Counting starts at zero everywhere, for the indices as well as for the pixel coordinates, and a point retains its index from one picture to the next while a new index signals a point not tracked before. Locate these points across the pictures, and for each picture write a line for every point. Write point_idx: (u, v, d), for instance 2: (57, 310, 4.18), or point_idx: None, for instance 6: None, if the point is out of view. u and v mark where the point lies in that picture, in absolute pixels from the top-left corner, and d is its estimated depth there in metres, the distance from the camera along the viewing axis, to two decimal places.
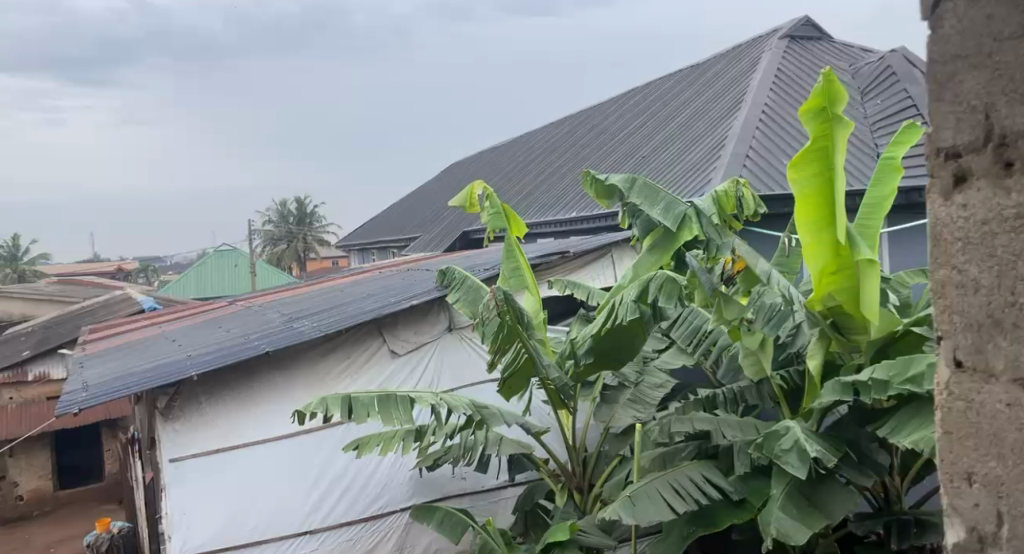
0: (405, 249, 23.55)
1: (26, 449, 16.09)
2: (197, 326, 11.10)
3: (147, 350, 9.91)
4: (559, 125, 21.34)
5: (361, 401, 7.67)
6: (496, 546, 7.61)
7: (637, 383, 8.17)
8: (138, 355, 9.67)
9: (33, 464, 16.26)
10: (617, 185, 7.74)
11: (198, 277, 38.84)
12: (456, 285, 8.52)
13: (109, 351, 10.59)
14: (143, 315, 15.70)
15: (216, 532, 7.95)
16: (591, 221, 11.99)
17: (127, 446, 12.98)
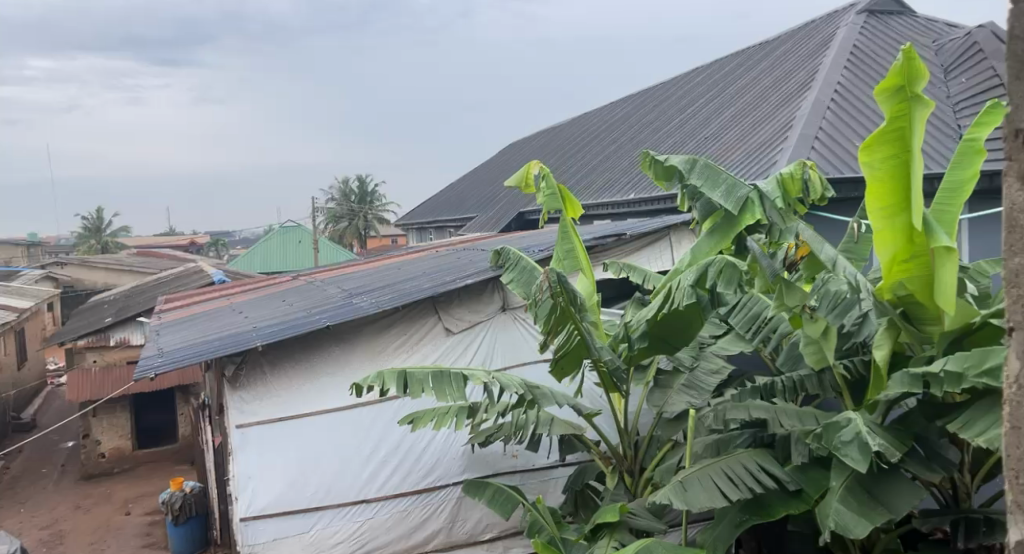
0: (463, 226, 23.63)
1: (107, 410, 16.56)
2: (263, 298, 11.32)
3: (215, 320, 10.15)
4: (623, 102, 21.03)
5: (415, 376, 7.71)
6: (546, 525, 7.63)
7: (692, 368, 8.04)
8: (206, 325, 9.92)
9: (116, 424, 16.70)
10: (677, 166, 7.60)
11: (263, 252, 39.77)
12: (510, 266, 8.46)
13: (178, 320, 10.88)
14: (214, 286, 16.08)
15: (279, 496, 8.21)
16: (651, 203, 11.83)
17: (198, 412, 13.30)
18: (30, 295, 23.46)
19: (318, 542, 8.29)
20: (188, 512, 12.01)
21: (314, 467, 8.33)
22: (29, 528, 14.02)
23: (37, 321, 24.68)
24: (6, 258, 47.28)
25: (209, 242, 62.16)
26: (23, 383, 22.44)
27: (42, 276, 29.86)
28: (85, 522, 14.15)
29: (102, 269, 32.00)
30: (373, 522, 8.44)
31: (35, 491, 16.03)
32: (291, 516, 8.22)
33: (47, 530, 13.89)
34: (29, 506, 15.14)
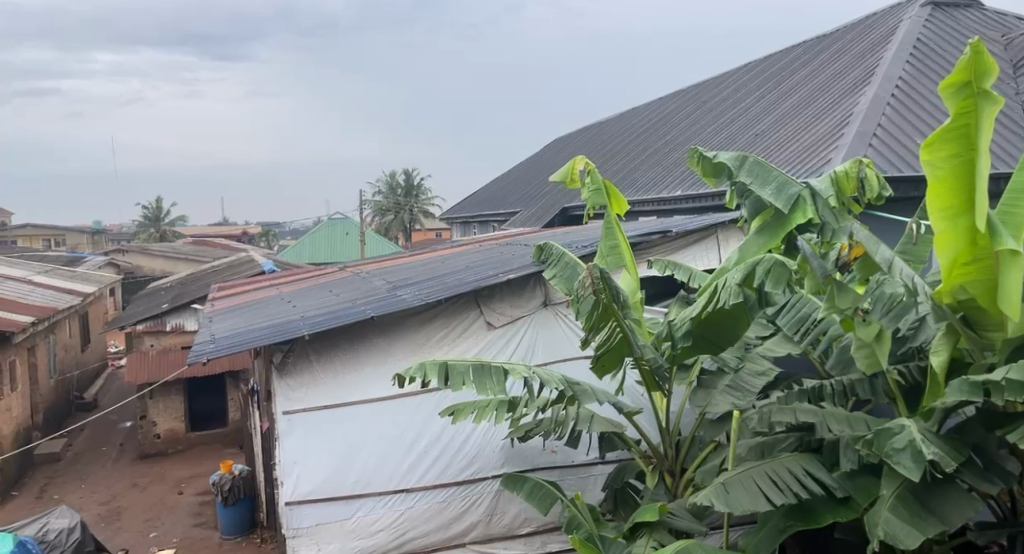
0: (507, 221, 23.55)
1: (162, 393, 16.77)
2: (310, 288, 11.40)
3: (264, 308, 10.26)
4: (673, 97, 20.76)
5: (457, 369, 7.69)
6: (584, 522, 7.53)
7: (737, 369, 7.87)
8: (255, 313, 10.00)
9: (169, 406, 16.89)
10: (726, 163, 7.46)
11: (311, 244, 40.18)
12: (553, 261, 8.38)
13: (230, 308, 11.00)
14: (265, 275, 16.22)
15: (323, 482, 8.24)
16: (699, 200, 11.65)
17: (247, 397, 13.41)
18: (92, 280, 24.03)
19: (359, 529, 8.30)
20: (237, 494, 12.23)
21: (356, 455, 8.35)
22: (89, 504, 14.40)
23: (99, 306, 25.28)
24: (70, 245, 48.59)
25: (261, 232, 63.03)
26: (86, 364, 23.00)
27: (104, 264, 30.63)
28: (140, 500, 14.46)
29: (161, 258, 32.72)
30: (412, 512, 8.43)
31: (93, 469, 16.42)
32: (333, 502, 8.24)
33: (105, 506, 14.24)
34: (87, 483, 15.52)
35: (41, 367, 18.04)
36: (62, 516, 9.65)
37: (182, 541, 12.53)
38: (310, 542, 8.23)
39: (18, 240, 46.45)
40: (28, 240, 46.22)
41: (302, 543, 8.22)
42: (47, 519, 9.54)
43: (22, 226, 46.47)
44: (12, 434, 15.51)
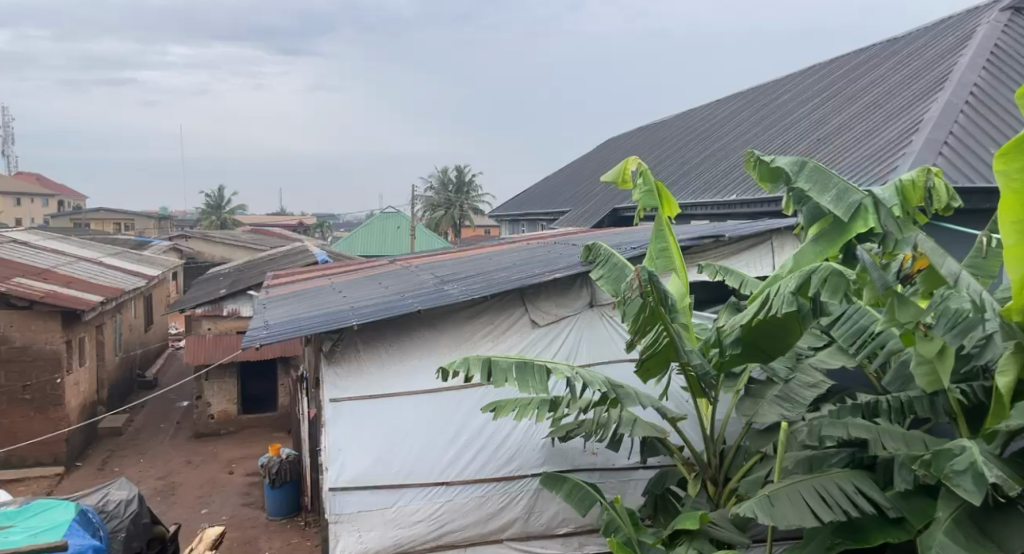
0: (555, 221, 23.43)
1: (218, 375, 16.91)
2: (362, 279, 11.43)
3: (316, 297, 10.31)
4: (731, 100, 20.42)
5: (499, 365, 7.61)
6: (623, 526, 7.38)
7: (787, 380, 7.68)
8: (308, 302, 10.04)
9: (224, 388, 17.06)
10: (785, 167, 7.25)
11: (363, 236, 40.53)
12: (601, 262, 8.24)
13: (284, 296, 11.07)
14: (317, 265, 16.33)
15: (365, 470, 8.23)
16: (755, 205, 11.41)
17: (297, 383, 13.46)
18: (156, 263, 24.55)
19: (399, 519, 8.28)
20: (284, 476, 12.37)
21: (399, 446, 8.32)
22: (147, 478, 14.66)
23: (161, 288, 25.80)
24: (138, 230, 49.74)
25: (314, 223, 63.78)
26: (148, 343, 23.47)
27: (169, 248, 31.38)
28: (194, 477, 14.67)
29: (220, 245, 33.34)
30: (451, 505, 8.37)
31: (151, 444, 16.70)
32: (375, 491, 8.23)
33: (161, 480, 14.48)
34: (146, 458, 15.80)
35: (107, 345, 18.42)
36: (121, 488, 9.81)
37: (232, 519, 12.68)
38: (351, 528, 8.22)
39: (90, 223, 47.98)
40: (99, 223, 47.68)
41: (345, 529, 8.20)
42: (107, 491, 9.70)
43: (95, 210, 48.02)
44: (78, 407, 15.84)
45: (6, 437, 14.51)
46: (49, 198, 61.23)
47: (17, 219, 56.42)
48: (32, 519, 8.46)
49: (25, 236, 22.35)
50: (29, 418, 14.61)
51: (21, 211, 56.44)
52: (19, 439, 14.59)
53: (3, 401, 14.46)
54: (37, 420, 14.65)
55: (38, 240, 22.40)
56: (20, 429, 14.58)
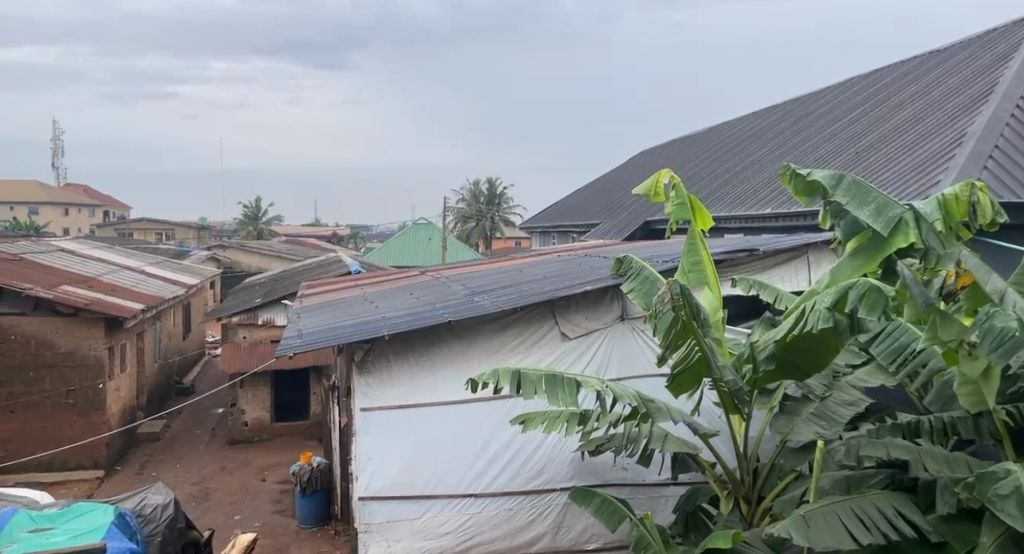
0: (587, 233, 23.32)
1: (252, 382, 17.05)
2: (395, 290, 11.43)
3: (349, 307, 10.32)
4: (767, 112, 20.21)
5: (529, 378, 7.52)
6: (653, 542, 7.25)
7: (823, 398, 7.52)
8: (341, 312, 10.04)
9: (258, 396, 17.13)
10: (821, 181, 7.11)
11: (394, 247, 40.73)
12: (632, 275, 8.13)
13: (317, 306, 11.08)
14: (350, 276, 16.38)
15: (395, 479, 8.17)
16: (791, 219, 11.25)
17: (329, 392, 13.45)
18: (195, 272, 24.85)
19: (427, 529, 8.21)
20: (315, 485, 12.36)
21: (428, 457, 8.26)
22: (183, 483, 14.76)
23: (199, 297, 26.08)
24: (178, 239, 50.46)
25: (347, 235, 64.30)
26: (186, 350, 23.73)
27: (207, 258, 31.80)
28: (228, 483, 14.73)
29: (257, 255, 33.69)
30: (479, 517, 8.29)
31: (187, 450, 16.81)
32: (404, 500, 8.17)
33: (196, 486, 14.57)
34: (183, 464, 15.91)
35: (147, 352, 18.62)
36: (158, 493, 9.84)
37: (264, 526, 12.70)
38: (380, 538, 8.17)
39: (133, 233, 48.94)
40: (142, 234, 48.62)
41: (373, 538, 8.16)
42: (145, 495, 9.75)
43: (138, 220, 48.99)
44: (119, 412, 15.99)
45: (49, 441, 14.69)
46: (96, 209, 62.60)
47: (64, 228, 57.59)
48: (72, 521, 8.50)
49: (71, 245, 22.77)
50: (72, 422, 14.77)
51: (67, 220, 57.64)
52: (62, 443, 14.76)
53: (47, 405, 14.64)
54: (80, 423, 14.81)
55: (82, 248, 22.77)
56: (63, 432, 14.75)
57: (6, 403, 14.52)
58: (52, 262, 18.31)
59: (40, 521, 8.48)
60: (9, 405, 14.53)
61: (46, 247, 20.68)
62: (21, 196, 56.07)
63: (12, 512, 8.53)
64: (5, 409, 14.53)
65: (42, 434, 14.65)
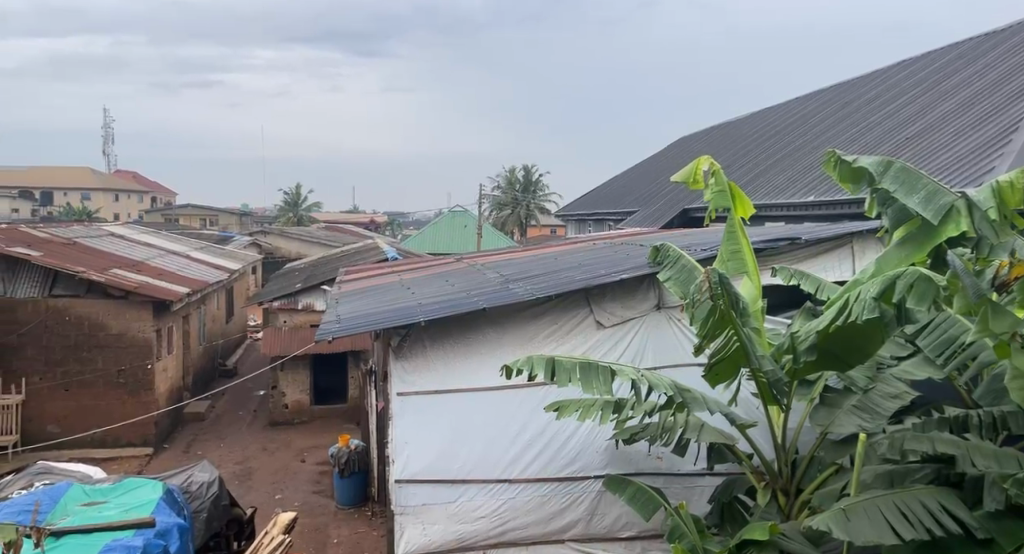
0: (624, 221, 23.11)
1: (292, 366, 17.17)
2: (433, 276, 11.39)
3: (386, 293, 10.31)
4: (811, 98, 19.83)
5: (563, 365, 7.44)
6: (688, 532, 7.15)
7: (866, 390, 7.34)
8: (379, 298, 10.02)
9: (298, 379, 17.26)
10: (868, 168, 6.98)
11: (430, 234, 40.81)
12: (669, 264, 8.00)
13: (356, 291, 11.10)
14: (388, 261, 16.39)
15: (430, 464, 8.15)
16: (835, 206, 11.02)
17: (366, 377, 13.45)
18: (238, 258, 25.10)
19: (462, 514, 8.19)
20: (353, 467, 12.42)
21: (463, 442, 8.23)
22: (226, 462, 14.94)
23: (242, 282, 26.36)
24: (223, 225, 51.11)
25: (384, 223, 64.62)
26: (229, 333, 24.01)
27: (249, 244, 32.15)
28: (269, 463, 14.88)
29: (297, 241, 33.98)
30: (513, 502, 8.24)
31: (231, 430, 17.02)
32: (439, 485, 8.15)
33: (239, 465, 14.74)
34: (227, 443, 16.10)
35: (193, 334, 18.87)
36: (204, 470, 9.95)
37: (304, 506, 12.80)
38: (416, 520, 8.15)
39: (179, 219, 49.73)
40: (188, 220, 49.40)
41: (409, 521, 8.15)
42: (191, 473, 9.85)
43: (183, 206, 49.76)
44: (167, 392, 16.23)
45: (101, 418, 14.94)
46: (145, 196, 63.78)
47: (114, 215, 58.76)
48: (123, 496, 8.63)
49: (120, 229, 23.14)
50: (123, 401, 15.01)
51: (118, 206, 58.74)
52: (114, 420, 15.02)
53: (100, 384, 14.89)
54: (131, 402, 15.04)
55: (130, 233, 23.12)
56: (115, 411, 14.99)
57: (61, 381, 14.79)
58: (102, 246, 18.60)
59: (93, 495, 8.62)
60: (64, 383, 14.81)
61: (97, 231, 21.03)
62: (72, 182, 57.21)
63: (67, 486, 8.69)
64: (60, 387, 14.81)
65: (94, 412, 14.90)
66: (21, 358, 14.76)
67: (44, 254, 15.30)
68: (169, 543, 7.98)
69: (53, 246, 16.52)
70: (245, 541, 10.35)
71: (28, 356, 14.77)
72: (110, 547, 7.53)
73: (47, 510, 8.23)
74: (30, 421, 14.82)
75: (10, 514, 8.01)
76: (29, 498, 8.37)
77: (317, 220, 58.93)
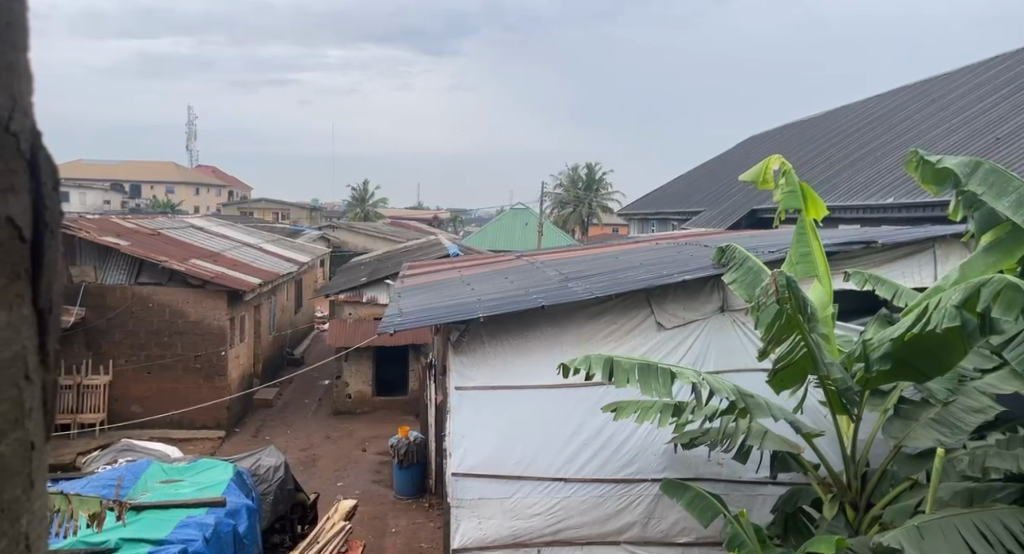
0: (689, 221, 22.71)
1: (357, 357, 17.23)
2: (498, 272, 11.27)
3: (449, 288, 10.22)
4: (891, 96, 19.15)
5: (622, 366, 7.20)
6: (748, 541, 6.84)
7: (946, 403, 6.94)
8: (442, 292, 9.94)
9: (361, 370, 17.34)
10: (954, 169, 6.71)
11: (492, 231, 40.88)
12: (735, 266, 7.70)
13: (420, 285, 11.02)
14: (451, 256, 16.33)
15: (486, 458, 8.02)
16: (917, 210, 10.56)
17: (426, 370, 13.36)
18: (307, 251, 25.45)
19: (517, 509, 8.02)
20: (412, 458, 12.37)
21: (519, 439, 8.06)
22: (292, 448, 15.08)
23: (310, 274, 26.68)
24: (294, 220, 51.99)
25: (447, 219, 65.09)
26: (297, 324, 24.28)
27: (318, 238, 32.61)
28: (332, 451, 14.95)
29: (364, 236, 34.38)
30: (570, 501, 8.05)
31: (296, 418, 17.16)
32: (495, 479, 8.00)
33: (304, 452, 14.86)
34: (293, 430, 16.26)
35: (264, 324, 19.09)
36: (271, 455, 9.99)
37: (364, 494, 12.81)
38: (472, 514, 8.01)
39: (254, 211, 51.06)
40: (262, 213, 50.55)
41: (465, 514, 8.01)
42: (259, 456, 9.90)
43: (258, 200, 50.98)
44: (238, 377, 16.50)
45: (179, 400, 15.22)
46: (223, 190, 65.50)
47: (194, 206, 60.55)
48: (198, 474, 8.71)
49: (199, 221, 23.67)
50: (199, 385, 15.24)
51: (198, 200, 60.24)
52: (190, 403, 15.28)
53: (179, 368, 15.15)
54: (205, 387, 15.25)
55: (207, 224, 23.58)
56: (192, 394, 15.23)
57: (144, 364, 15.09)
58: (182, 237, 19.00)
59: (171, 474, 8.73)
60: (146, 366, 15.09)
61: (177, 222, 21.54)
62: (153, 175, 58.88)
63: (147, 464, 8.85)
64: (142, 370, 15.11)
65: (173, 395, 15.18)
66: (108, 341, 15.02)
67: (131, 243, 15.68)
68: (238, 522, 8.02)
69: (138, 235, 16.86)
70: (308, 526, 10.43)
71: (115, 341, 15.03)
72: (185, 523, 7.46)
73: (128, 486, 8.31)
74: (116, 401, 15.12)
75: (96, 487, 8.11)
76: (112, 473, 8.53)
77: (382, 216, 59.50)
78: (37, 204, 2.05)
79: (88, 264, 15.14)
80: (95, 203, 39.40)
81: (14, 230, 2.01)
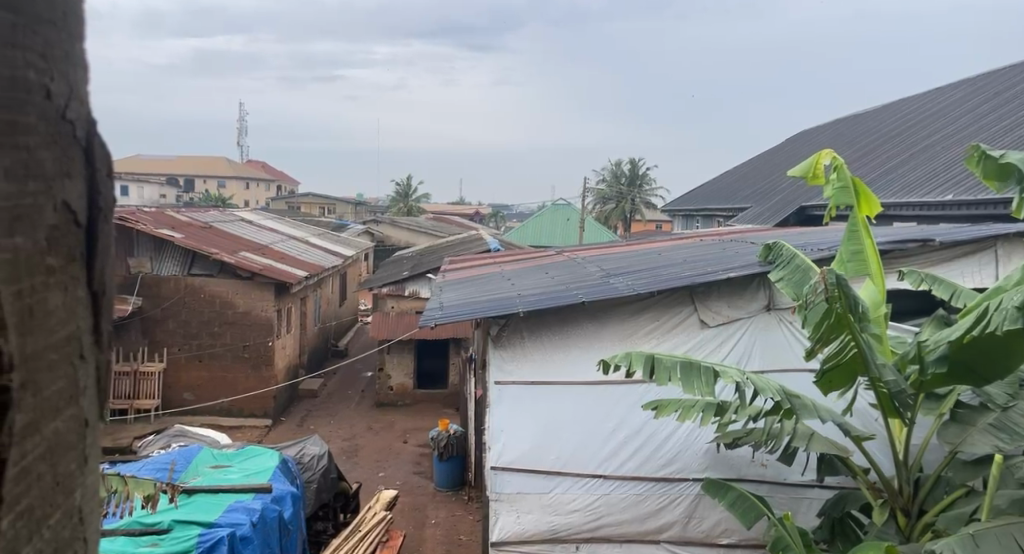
0: (735, 217, 22.32)
1: (398, 350, 17.20)
2: (542, 267, 11.13)
3: (492, 283, 10.11)
4: (948, 90, 18.58)
5: (664, 364, 7.01)
6: (792, 545, 6.62)
7: (1005, 408, 6.66)
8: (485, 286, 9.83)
9: (403, 363, 17.34)
10: (1016, 163, 6.36)
11: (534, 226, 40.75)
12: (782, 264, 7.47)
13: (463, 280, 10.93)
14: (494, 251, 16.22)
15: (525, 452, 7.89)
16: (977, 207, 10.18)
17: (466, 364, 13.28)
18: (353, 244, 25.56)
19: (556, 505, 7.88)
20: (452, 451, 12.30)
21: (558, 434, 7.92)
22: (335, 438, 15.13)
23: (354, 268, 26.83)
24: (339, 214, 52.34)
25: (489, 215, 65.13)
26: (341, 316, 24.40)
27: (362, 232, 32.80)
28: (373, 442, 14.96)
29: (406, 231, 34.46)
30: (609, 497, 7.90)
31: (339, 409, 17.22)
32: (534, 474, 7.87)
33: (347, 442, 14.90)
34: (336, 420, 16.31)
35: (309, 315, 19.21)
36: (315, 444, 10.00)
37: (405, 485, 12.78)
38: (510, 508, 7.90)
39: (300, 205, 51.60)
40: (307, 207, 51.06)
41: (504, 508, 7.90)
42: (303, 445, 9.91)
43: (304, 194, 51.52)
44: (285, 367, 16.61)
45: (229, 388, 15.35)
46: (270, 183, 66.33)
47: (243, 200, 61.39)
48: (245, 461, 8.74)
49: (250, 214, 23.93)
50: (246, 375, 15.36)
51: (246, 194, 61.04)
52: (239, 391, 15.40)
53: (228, 357, 15.28)
54: (252, 377, 15.37)
55: (258, 218, 23.82)
56: (240, 382, 15.35)
57: (194, 352, 15.25)
58: (233, 229, 19.20)
59: (221, 459, 8.77)
60: (196, 355, 15.25)
61: (228, 215, 21.78)
62: (203, 169, 59.79)
63: (199, 448, 8.90)
64: (194, 358, 15.27)
65: (223, 383, 15.32)
66: (162, 329, 15.21)
67: (184, 235, 15.85)
68: (284, 509, 8.00)
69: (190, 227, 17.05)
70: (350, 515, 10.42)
71: (169, 329, 15.22)
72: (233, 508, 7.46)
73: (181, 469, 8.38)
74: (168, 388, 15.31)
75: (150, 470, 8.17)
76: (165, 457, 8.61)
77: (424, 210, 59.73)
78: (91, 190, 1.96)
79: (144, 255, 15.33)
80: (151, 196, 40.10)
81: (69, 214, 1.89)
